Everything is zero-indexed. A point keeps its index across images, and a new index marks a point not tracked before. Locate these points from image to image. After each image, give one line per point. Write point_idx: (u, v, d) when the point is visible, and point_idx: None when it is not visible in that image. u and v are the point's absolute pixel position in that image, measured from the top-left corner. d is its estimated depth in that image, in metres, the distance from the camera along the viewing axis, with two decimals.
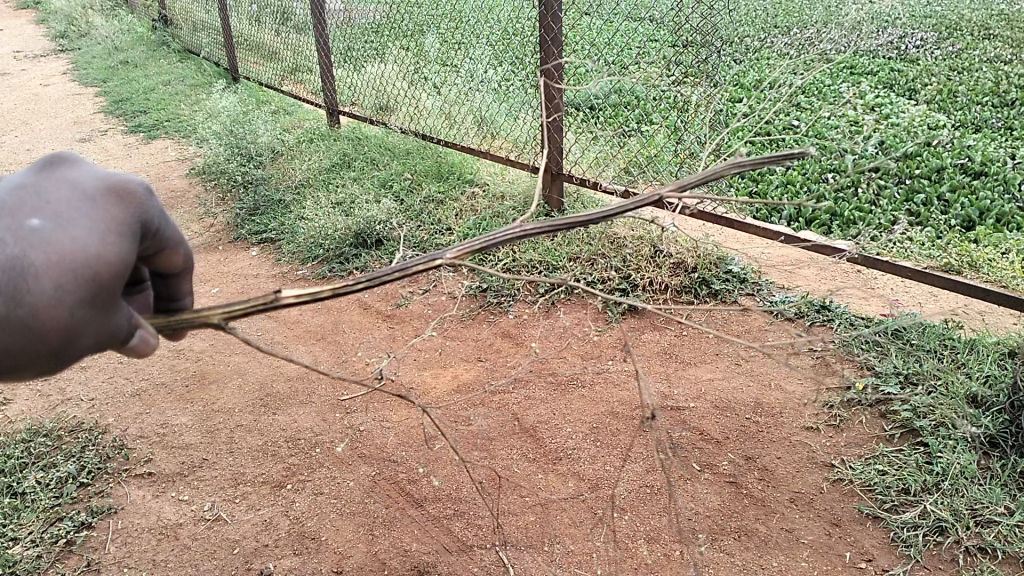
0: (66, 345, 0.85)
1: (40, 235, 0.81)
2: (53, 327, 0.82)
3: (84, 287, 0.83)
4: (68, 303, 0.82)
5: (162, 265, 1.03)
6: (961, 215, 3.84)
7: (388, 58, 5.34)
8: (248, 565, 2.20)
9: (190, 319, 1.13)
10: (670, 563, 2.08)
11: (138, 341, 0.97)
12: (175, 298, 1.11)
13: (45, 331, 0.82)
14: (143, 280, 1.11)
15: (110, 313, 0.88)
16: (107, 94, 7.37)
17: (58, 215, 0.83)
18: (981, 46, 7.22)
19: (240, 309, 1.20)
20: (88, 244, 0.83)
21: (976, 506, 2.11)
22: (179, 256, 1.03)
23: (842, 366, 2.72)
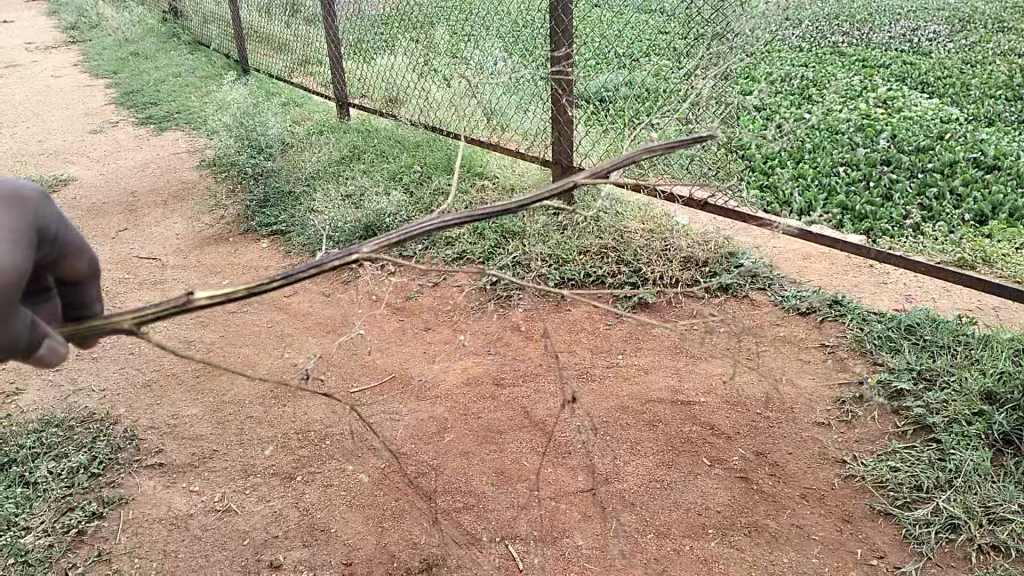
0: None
1: None
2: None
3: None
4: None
5: (65, 271, 1.12)
6: (974, 209, 3.81)
7: (397, 51, 5.33)
8: (259, 556, 2.20)
9: (98, 324, 1.19)
10: (680, 558, 2.08)
11: (46, 351, 1.03)
12: (83, 307, 1.20)
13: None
14: (48, 288, 1.17)
15: (3, 318, 0.92)
16: (117, 85, 7.38)
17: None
18: (996, 39, 7.15)
19: (151, 314, 1.24)
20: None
21: (989, 503, 2.09)
22: (81, 261, 1.13)
23: (855, 361, 2.71)
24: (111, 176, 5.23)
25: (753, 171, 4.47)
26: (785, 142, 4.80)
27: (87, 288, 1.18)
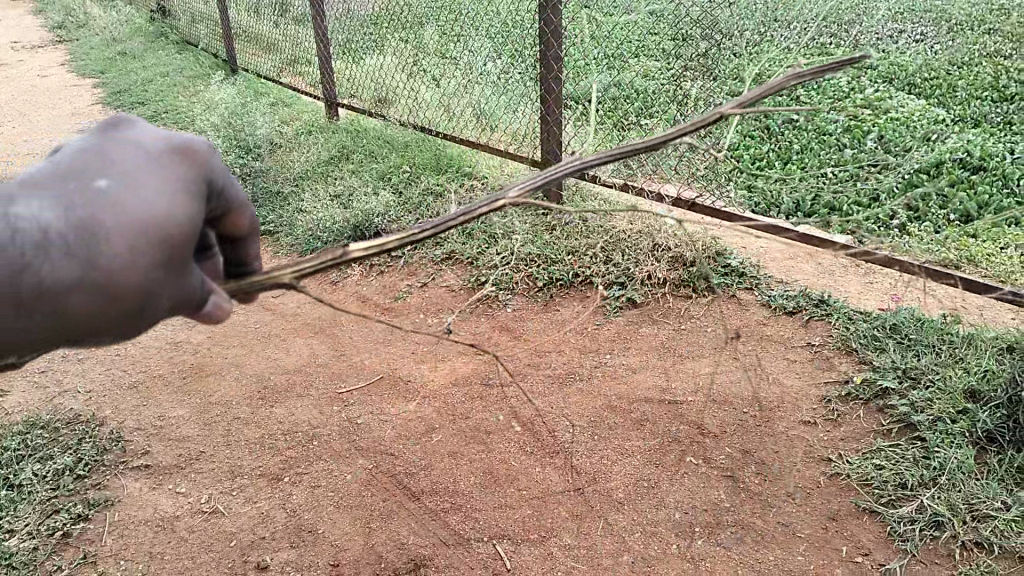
0: (145, 310, 0.81)
1: (108, 196, 0.76)
2: (134, 289, 0.78)
3: (157, 247, 0.78)
4: (147, 264, 0.78)
5: (227, 228, 1.01)
6: (959, 209, 3.85)
7: (386, 52, 5.32)
8: (246, 557, 2.20)
9: (260, 281, 1.13)
10: (667, 556, 2.08)
11: (211, 312, 0.93)
12: (244, 262, 1.11)
13: (126, 297, 0.77)
14: (211, 245, 1.09)
15: (179, 276, 0.83)
16: (104, 85, 7.34)
17: (126, 176, 0.79)
18: (982, 40, 7.21)
19: (309, 267, 1.20)
20: (165, 206, 0.79)
21: (974, 500, 2.11)
22: (245, 219, 1.02)
23: (841, 360, 2.72)
24: None
25: (742, 171, 4.48)
26: (773, 144, 4.83)
27: (248, 245, 1.08)
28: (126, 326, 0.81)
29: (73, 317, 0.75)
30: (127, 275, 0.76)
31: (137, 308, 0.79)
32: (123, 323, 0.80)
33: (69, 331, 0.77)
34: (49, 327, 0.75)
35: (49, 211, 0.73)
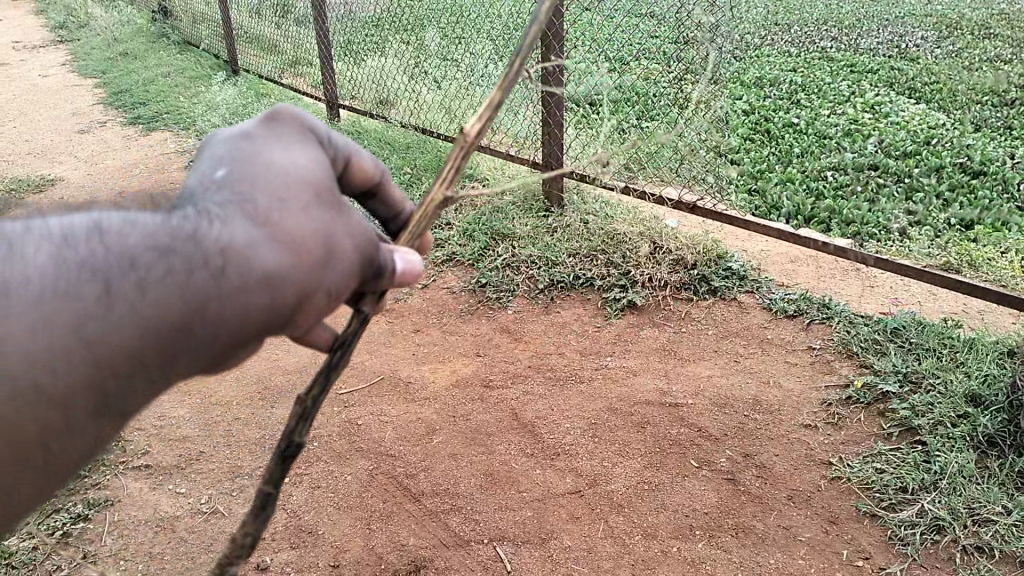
0: (335, 264, 0.76)
1: (234, 174, 0.75)
2: (311, 237, 0.74)
3: (306, 193, 0.76)
4: (312, 212, 0.75)
5: (359, 182, 0.98)
6: (960, 214, 3.83)
7: (388, 53, 5.31)
8: (246, 558, 2.20)
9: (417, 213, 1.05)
10: (667, 559, 2.08)
11: (399, 265, 0.88)
12: (395, 213, 1.07)
13: (309, 243, 0.73)
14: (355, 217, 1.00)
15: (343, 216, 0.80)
16: (105, 85, 7.34)
17: (241, 154, 0.78)
18: (982, 45, 7.22)
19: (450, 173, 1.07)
20: (294, 160, 0.78)
21: (975, 505, 2.10)
22: (368, 162, 0.98)
23: (842, 364, 2.72)
24: (97, 175, 5.19)
25: (743, 174, 4.48)
26: (773, 147, 4.82)
27: (386, 187, 1.04)
28: (325, 286, 0.76)
29: (275, 281, 0.71)
30: (296, 220, 0.73)
31: (325, 260, 0.75)
32: (319, 279, 0.75)
33: (273, 300, 0.72)
34: (253, 298, 0.71)
35: (196, 207, 0.72)
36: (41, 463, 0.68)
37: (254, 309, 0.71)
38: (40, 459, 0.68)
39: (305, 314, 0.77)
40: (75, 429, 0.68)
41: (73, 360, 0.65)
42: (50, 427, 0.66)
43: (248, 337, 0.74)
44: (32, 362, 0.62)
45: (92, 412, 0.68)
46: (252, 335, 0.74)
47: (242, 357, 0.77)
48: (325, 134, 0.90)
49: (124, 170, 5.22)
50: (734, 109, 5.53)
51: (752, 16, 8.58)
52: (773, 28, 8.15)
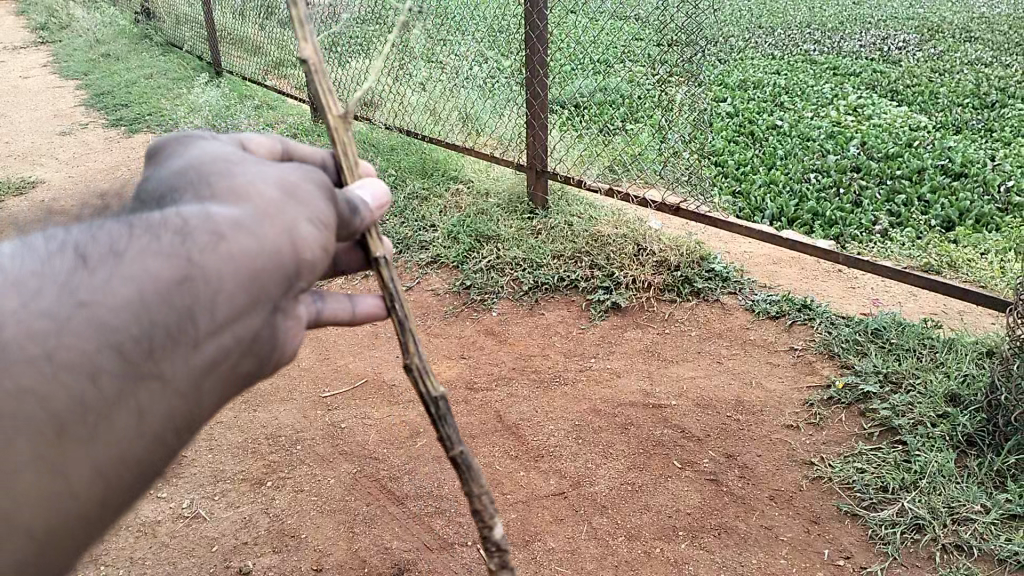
0: (289, 201, 0.85)
1: (168, 181, 0.86)
2: (254, 190, 0.83)
3: (230, 165, 0.88)
4: (243, 176, 0.85)
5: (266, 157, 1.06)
6: (941, 215, 3.86)
7: (372, 56, 5.29)
8: (227, 563, 2.18)
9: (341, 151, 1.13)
10: (651, 560, 2.09)
11: (368, 199, 1.01)
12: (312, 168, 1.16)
13: (259, 192, 0.83)
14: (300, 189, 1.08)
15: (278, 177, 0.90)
16: (88, 87, 7.29)
17: (166, 170, 0.89)
18: (963, 48, 7.30)
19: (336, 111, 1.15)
20: (208, 152, 0.90)
21: (953, 504, 2.12)
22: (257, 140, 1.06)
23: (823, 364, 2.74)
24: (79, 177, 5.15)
25: (726, 176, 4.51)
26: (757, 149, 4.85)
27: (295, 149, 1.12)
28: (291, 221, 0.83)
29: (237, 224, 0.79)
30: (235, 182, 0.84)
31: (278, 200, 0.84)
32: (287, 215, 0.84)
33: (247, 241, 0.79)
34: (227, 238, 0.78)
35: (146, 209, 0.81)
36: (84, 441, 0.69)
37: (233, 249, 0.78)
38: (84, 434, 0.69)
39: (298, 252, 0.84)
40: (113, 400, 0.70)
41: (84, 323, 0.68)
42: (87, 397, 0.69)
43: (243, 285, 0.79)
44: (45, 330, 0.67)
45: (124, 377, 0.71)
46: (244, 283, 0.79)
47: (255, 320, 0.81)
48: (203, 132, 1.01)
49: (106, 172, 5.18)
50: (718, 112, 5.56)
51: (735, 20, 8.64)
52: (757, 31, 8.20)
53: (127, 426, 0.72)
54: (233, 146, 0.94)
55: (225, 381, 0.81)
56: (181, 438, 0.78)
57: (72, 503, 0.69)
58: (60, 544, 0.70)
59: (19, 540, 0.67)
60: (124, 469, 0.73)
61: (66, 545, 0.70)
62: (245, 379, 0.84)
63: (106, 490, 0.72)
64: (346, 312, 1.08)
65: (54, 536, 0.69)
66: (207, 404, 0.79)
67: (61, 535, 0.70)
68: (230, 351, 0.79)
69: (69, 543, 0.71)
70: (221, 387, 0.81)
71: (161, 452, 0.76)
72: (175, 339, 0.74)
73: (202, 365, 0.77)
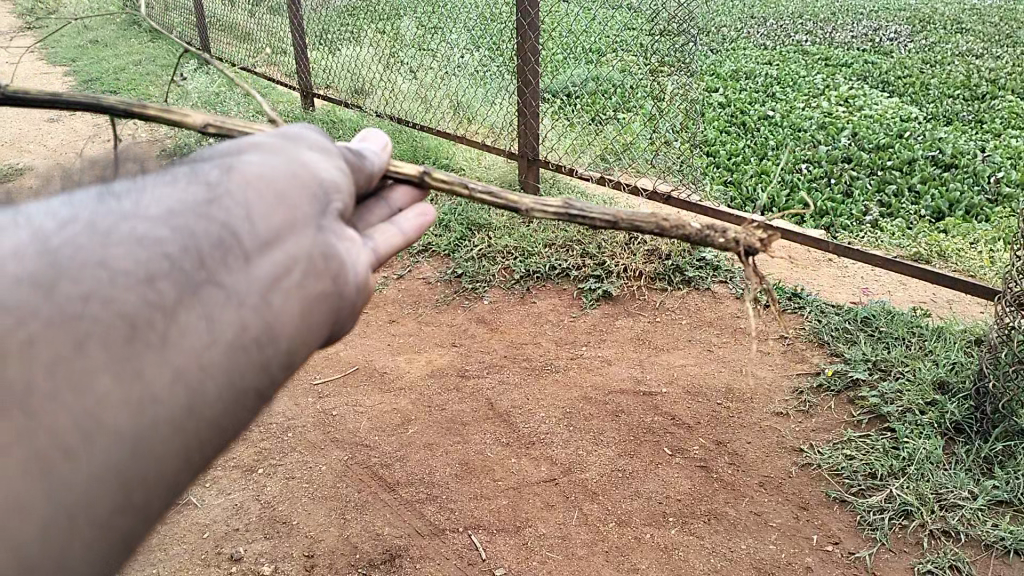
0: (282, 154, 0.90)
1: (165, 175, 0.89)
2: (249, 148, 0.88)
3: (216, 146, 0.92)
4: (238, 146, 0.90)
5: None
6: (931, 206, 3.88)
7: (363, 43, 5.25)
8: (218, 549, 2.18)
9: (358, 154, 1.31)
10: (641, 546, 2.10)
11: (375, 147, 1.18)
12: None
13: (250, 150, 0.88)
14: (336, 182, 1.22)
15: None
16: (76, 73, 7.23)
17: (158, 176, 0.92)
18: (954, 40, 7.32)
19: None
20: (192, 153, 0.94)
21: (941, 490, 2.14)
22: None
23: (813, 353, 2.75)
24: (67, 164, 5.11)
25: (718, 166, 4.51)
26: (749, 139, 4.85)
27: None
28: (290, 162, 0.89)
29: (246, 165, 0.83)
30: (228, 149, 0.89)
31: (272, 152, 0.89)
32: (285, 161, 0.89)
33: (259, 173, 0.84)
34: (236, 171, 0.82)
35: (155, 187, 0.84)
36: (158, 345, 0.68)
37: (248, 176, 0.82)
38: (153, 340, 0.67)
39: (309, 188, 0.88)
40: (176, 303, 0.69)
41: (128, 237, 0.69)
42: (152, 302, 0.68)
43: (274, 206, 0.82)
44: (91, 243, 0.67)
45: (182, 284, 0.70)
46: (270, 206, 0.81)
47: (299, 240, 0.83)
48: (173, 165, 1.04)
49: None
50: (710, 102, 5.56)
51: (728, 11, 8.65)
52: (750, 22, 8.21)
53: (198, 333, 0.70)
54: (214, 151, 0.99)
55: (295, 303, 0.80)
56: (262, 353, 0.77)
57: (159, 412, 0.68)
58: (152, 459, 0.67)
59: (110, 450, 0.65)
60: (206, 379, 0.71)
61: (158, 463, 0.68)
62: (318, 305, 0.84)
63: (190, 399, 0.70)
64: (398, 236, 1.13)
65: (146, 448, 0.67)
66: (282, 321, 0.79)
67: (153, 446, 0.67)
68: (287, 267, 0.80)
69: (162, 458, 0.68)
70: (292, 308, 0.80)
71: (242, 366, 0.74)
72: (223, 249, 0.74)
73: (262, 276, 0.77)
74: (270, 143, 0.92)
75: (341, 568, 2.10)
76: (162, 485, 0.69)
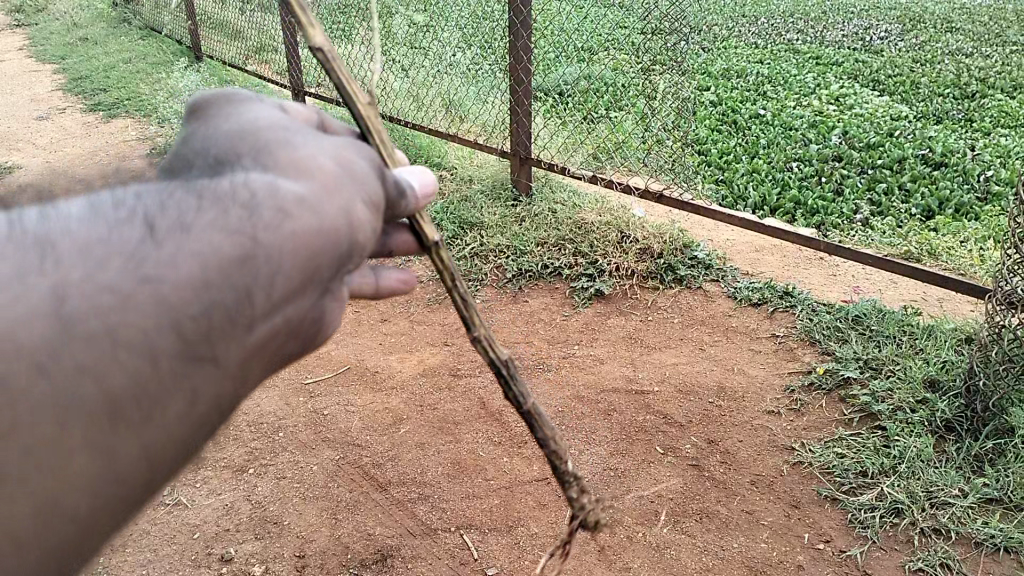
0: (343, 181, 0.79)
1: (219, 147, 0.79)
2: (312, 162, 0.78)
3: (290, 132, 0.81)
4: (304, 148, 0.79)
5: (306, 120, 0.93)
6: (921, 204, 3.89)
7: (354, 41, 5.22)
8: (209, 550, 2.17)
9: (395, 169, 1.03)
10: (633, 545, 2.10)
11: (415, 183, 0.94)
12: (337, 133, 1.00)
13: (314, 166, 0.77)
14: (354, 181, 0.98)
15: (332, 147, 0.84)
16: (65, 71, 7.19)
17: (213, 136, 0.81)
18: (944, 39, 7.35)
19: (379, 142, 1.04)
20: (259, 119, 0.83)
21: (932, 488, 2.14)
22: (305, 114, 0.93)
23: (804, 351, 2.76)
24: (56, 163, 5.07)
25: (709, 164, 4.51)
26: (741, 138, 4.85)
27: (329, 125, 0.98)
28: (349, 201, 0.78)
29: (302, 197, 0.73)
30: (294, 154, 0.78)
31: (335, 175, 0.78)
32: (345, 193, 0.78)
33: (315, 219, 0.73)
34: (290, 216, 0.71)
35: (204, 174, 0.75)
36: (134, 425, 0.64)
37: (301, 223, 0.72)
38: (134, 418, 0.64)
39: (356, 231, 0.78)
40: (164, 380, 0.64)
41: (146, 298, 0.62)
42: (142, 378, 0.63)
43: (309, 257, 0.73)
44: (105, 304, 0.60)
45: (177, 357, 0.64)
46: (304, 265, 0.72)
47: (309, 301, 0.76)
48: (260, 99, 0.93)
49: (84, 158, 5.10)
50: (702, 101, 5.57)
51: (719, 9, 8.66)
52: (741, 21, 8.22)
53: (176, 406, 0.66)
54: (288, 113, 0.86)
55: (272, 359, 0.76)
56: (227, 416, 0.72)
57: (117, 486, 0.65)
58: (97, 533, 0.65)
59: (56, 530, 0.62)
60: (170, 451, 0.67)
61: (99, 531, 0.66)
62: (289, 353, 0.79)
63: (148, 472, 0.67)
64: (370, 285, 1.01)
65: (95, 520, 0.64)
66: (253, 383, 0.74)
67: (102, 517, 0.65)
68: (282, 331, 0.74)
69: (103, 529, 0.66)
70: (266, 362, 0.75)
71: (204, 432, 0.70)
72: (232, 317, 0.68)
73: (255, 344, 0.71)
74: (338, 157, 0.81)
75: (332, 568, 2.09)
76: (97, 544, 0.67)
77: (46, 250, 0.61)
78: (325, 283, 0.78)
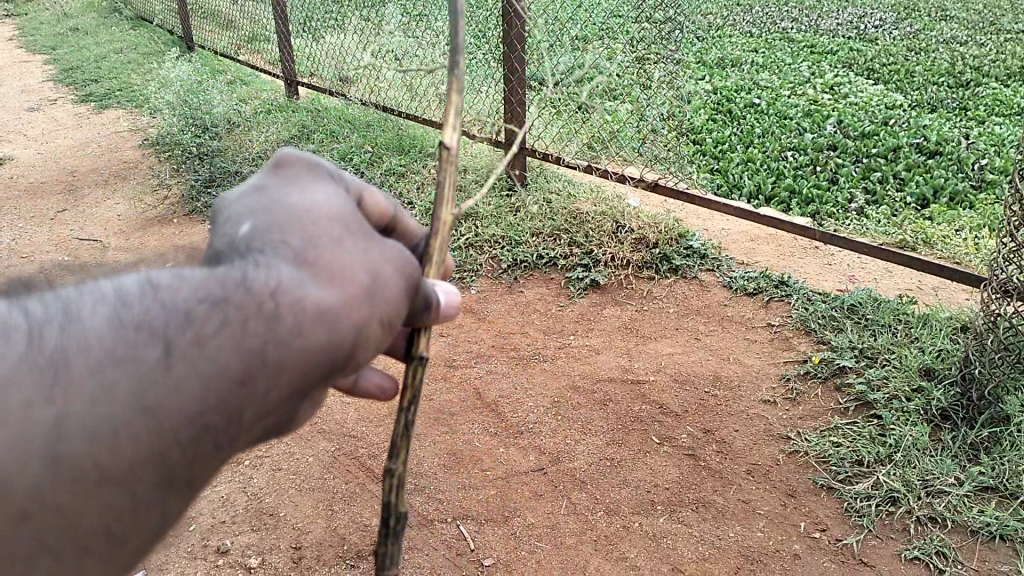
0: (372, 294, 0.79)
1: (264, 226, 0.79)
2: (346, 269, 0.77)
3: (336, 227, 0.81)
4: (342, 249, 0.79)
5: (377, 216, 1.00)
6: (916, 193, 3.89)
7: (347, 30, 5.19)
8: (204, 542, 2.16)
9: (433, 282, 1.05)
10: (630, 534, 2.10)
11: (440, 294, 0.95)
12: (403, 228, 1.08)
13: (348, 275, 0.77)
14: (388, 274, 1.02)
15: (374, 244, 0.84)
16: (56, 62, 7.14)
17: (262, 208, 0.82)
18: (939, 27, 7.33)
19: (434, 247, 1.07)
20: (310, 204, 0.83)
21: (928, 476, 2.15)
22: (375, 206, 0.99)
23: (799, 340, 2.76)
24: (47, 156, 5.03)
25: (704, 154, 4.50)
26: (735, 127, 4.85)
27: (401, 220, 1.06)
28: (367, 317, 0.78)
29: (320, 313, 0.73)
30: (331, 257, 0.77)
31: (364, 288, 0.78)
32: (369, 308, 0.78)
33: (324, 334, 0.74)
34: (300, 336, 0.72)
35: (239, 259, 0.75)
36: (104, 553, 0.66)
37: (307, 344, 0.73)
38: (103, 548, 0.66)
39: (364, 346, 0.79)
40: (139, 508, 0.66)
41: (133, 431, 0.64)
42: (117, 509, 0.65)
43: (308, 374, 0.74)
44: (92, 439, 0.62)
45: (158, 484, 0.67)
46: (303, 382, 0.74)
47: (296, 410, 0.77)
48: (329, 172, 0.94)
49: (76, 150, 5.06)
50: (696, 89, 5.55)
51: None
52: (735, 10, 8.19)
53: (151, 528, 0.68)
54: (339, 199, 0.87)
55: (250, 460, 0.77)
56: None
57: None
58: None
59: None
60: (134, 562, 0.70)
61: None
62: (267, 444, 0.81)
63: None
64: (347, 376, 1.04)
65: None
66: None
67: None
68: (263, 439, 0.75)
69: None
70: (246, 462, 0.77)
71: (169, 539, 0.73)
72: (219, 439, 0.69)
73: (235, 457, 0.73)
74: (371, 259, 0.81)
75: (329, 559, 2.08)
76: None
77: (60, 369, 0.62)
78: (317, 390, 0.79)
